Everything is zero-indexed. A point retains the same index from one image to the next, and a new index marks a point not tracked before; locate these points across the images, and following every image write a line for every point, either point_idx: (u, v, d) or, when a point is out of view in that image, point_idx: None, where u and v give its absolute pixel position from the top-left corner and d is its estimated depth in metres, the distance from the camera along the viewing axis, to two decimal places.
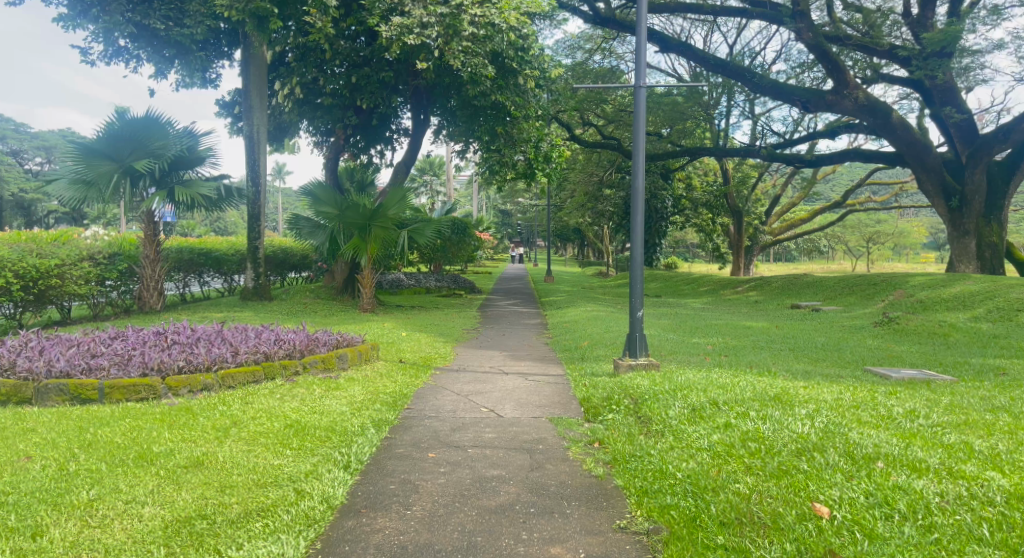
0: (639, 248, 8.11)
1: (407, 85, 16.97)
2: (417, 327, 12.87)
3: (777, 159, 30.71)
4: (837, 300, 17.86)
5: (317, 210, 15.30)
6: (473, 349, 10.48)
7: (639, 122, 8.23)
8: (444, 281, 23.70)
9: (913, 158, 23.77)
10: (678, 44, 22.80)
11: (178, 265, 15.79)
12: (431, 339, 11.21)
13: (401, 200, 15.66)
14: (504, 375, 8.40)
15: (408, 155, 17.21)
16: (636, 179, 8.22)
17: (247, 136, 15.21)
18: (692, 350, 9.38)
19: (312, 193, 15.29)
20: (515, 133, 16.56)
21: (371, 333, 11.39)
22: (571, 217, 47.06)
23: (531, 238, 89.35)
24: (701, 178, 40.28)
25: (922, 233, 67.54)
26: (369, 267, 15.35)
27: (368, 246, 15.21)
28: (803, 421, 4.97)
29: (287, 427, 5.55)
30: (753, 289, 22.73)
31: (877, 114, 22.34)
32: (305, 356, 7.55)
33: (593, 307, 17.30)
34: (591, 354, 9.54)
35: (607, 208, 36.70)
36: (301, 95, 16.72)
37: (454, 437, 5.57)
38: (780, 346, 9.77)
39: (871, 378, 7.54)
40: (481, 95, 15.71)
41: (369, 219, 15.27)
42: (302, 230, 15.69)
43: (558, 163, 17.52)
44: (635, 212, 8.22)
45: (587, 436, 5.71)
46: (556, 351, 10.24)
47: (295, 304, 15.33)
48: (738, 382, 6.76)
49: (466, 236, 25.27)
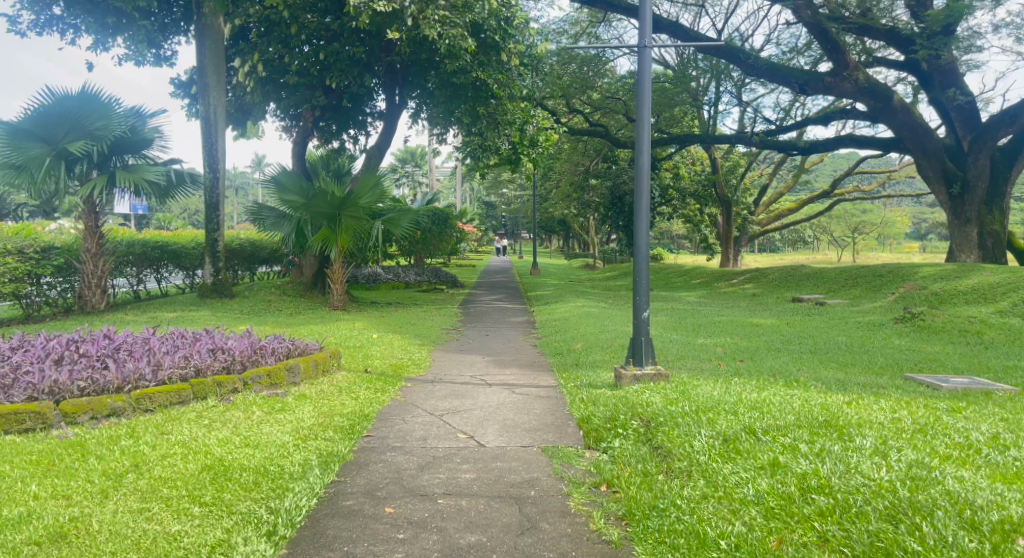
0: (646, 236, 6.94)
1: (380, 63, 15.68)
2: (391, 328, 11.64)
3: (770, 146, 29.68)
4: (839, 293, 16.85)
5: (281, 198, 13.91)
6: (452, 354, 9.26)
7: (642, 89, 7.07)
8: (424, 275, 22.41)
9: (913, 143, 22.78)
10: (669, 23, 21.64)
11: (128, 259, 14.42)
12: (404, 342, 9.99)
13: (375, 186, 14.36)
14: (487, 387, 7.17)
15: (382, 139, 15.90)
16: (641, 155, 7.05)
17: (203, 118, 13.83)
18: (702, 355, 8.21)
19: (277, 180, 13.90)
20: (498, 115, 15.31)
21: (338, 337, 10.13)
22: (556, 208, 45.89)
23: (515, 230, 88.38)
24: (689, 167, 39.27)
25: (907, 222, 67.18)
26: (339, 261, 14.11)
27: (338, 238, 14.01)
28: (876, 461, 3.81)
29: (206, 468, 4.29)
30: (748, 283, 21.66)
31: (877, 96, 21.31)
32: (247, 368, 6.30)
33: (583, 302, 16.15)
34: (585, 359, 8.36)
35: (593, 198, 35.57)
36: (264, 75, 15.18)
37: (423, 480, 4.35)
38: (799, 349, 8.64)
39: (919, 389, 6.38)
40: (461, 72, 14.47)
41: (339, 208, 13.92)
42: (265, 221, 14.39)
43: (545, 147, 16.29)
44: (640, 196, 7.02)
45: (591, 475, 4.51)
46: (545, 355, 9.06)
47: (258, 301, 14.02)
48: (770, 398, 5.56)
49: (448, 227, 23.97)
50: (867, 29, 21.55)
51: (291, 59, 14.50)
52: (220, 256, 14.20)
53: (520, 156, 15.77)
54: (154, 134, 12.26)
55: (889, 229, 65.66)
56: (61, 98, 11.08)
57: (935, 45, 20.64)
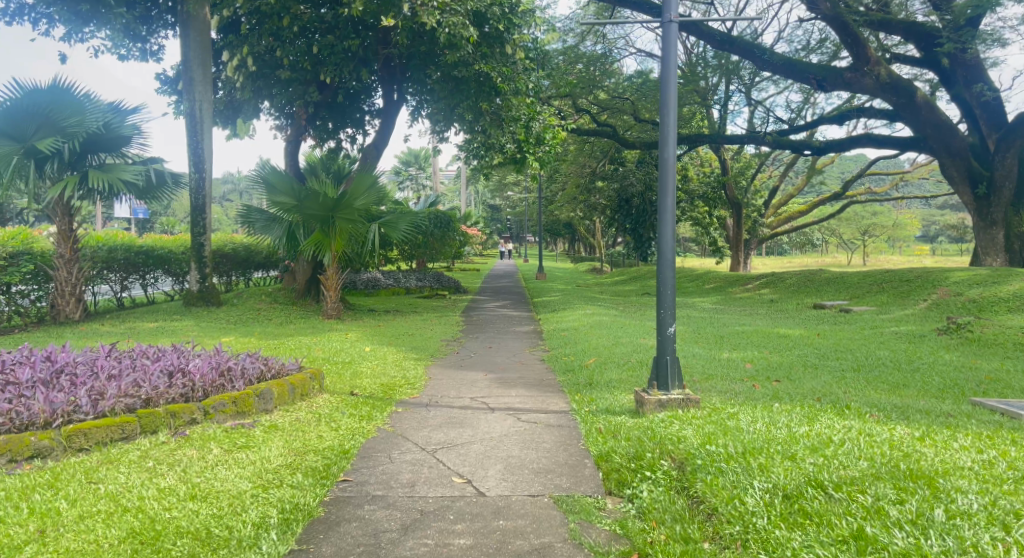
0: (669, 240, 6.09)
1: (378, 57, 14.81)
2: (387, 340, 10.75)
3: (784, 146, 28.75)
4: (864, 300, 15.89)
5: (271, 200, 13.03)
6: (451, 370, 8.38)
7: (667, 71, 6.24)
8: (426, 280, 21.52)
9: (937, 142, 21.80)
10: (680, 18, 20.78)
11: (110, 264, 13.59)
12: (399, 357, 9.07)
13: (371, 188, 13.46)
14: (489, 412, 6.29)
15: (380, 137, 15.03)
16: (667, 146, 6.17)
17: (188, 115, 12.96)
18: (731, 374, 7.28)
19: (267, 181, 13.05)
20: (503, 111, 14.43)
21: (328, 351, 9.23)
22: (562, 211, 44.94)
23: (520, 233, 87.63)
24: (698, 169, 38.29)
25: (918, 225, 66.10)
26: (333, 266, 13.24)
27: (332, 242, 13.13)
28: (998, 535, 2.90)
29: (131, 535, 3.41)
30: (765, 289, 20.68)
31: (899, 93, 20.34)
32: (210, 396, 5.41)
33: (593, 310, 15.24)
34: (599, 379, 7.43)
35: (599, 200, 34.71)
36: (254, 69, 14.17)
37: (407, 549, 3.48)
38: (839, 365, 7.72)
39: (996, 418, 5.45)
40: (463, 64, 13.67)
41: (333, 210, 13.03)
42: (255, 224, 13.53)
43: (553, 145, 15.52)
44: (665, 194, 6.11)
45: (617, 542, 3.62)
46: (554, 373, 8.14)
47: (246, 310, 13.15)
48: (826, 433, 4.63)
49: (450, 230, 23.06)
50: (886, 24, 20.62)
51: (283, 53, 13.63)
52: (208, 261, 13.32)
53: (527, 156, 14.99)
54: (133, 132, 11.44)
55: (900, 231, 64.54)
56: (29, 93, 10.25)
57: (963, 38, 19.72)
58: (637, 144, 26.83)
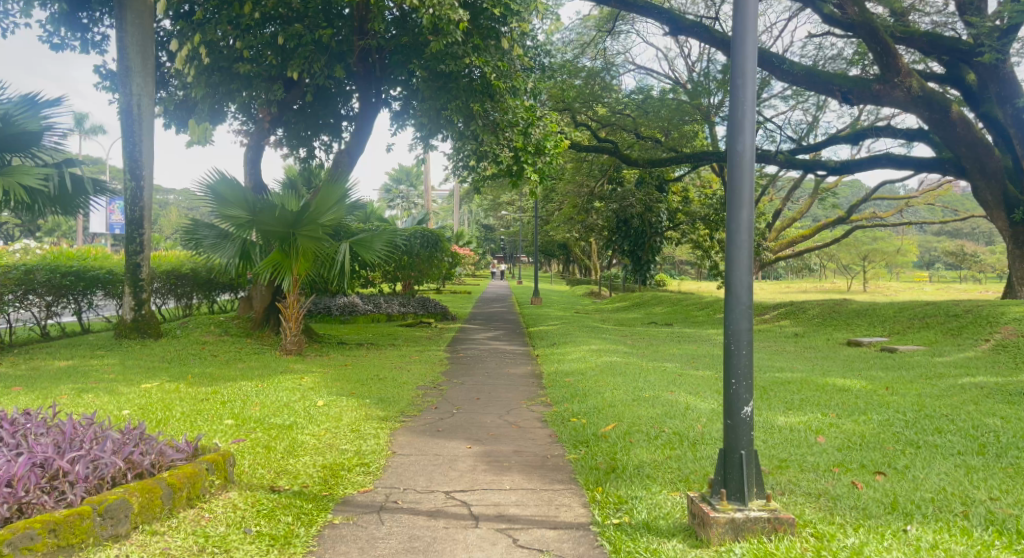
0: (745, 273, 3.99)
1: (354, 51, 12.78)
2: (352, 388, 8.69)
3: (796, 165, 26.90)
4: (905, 338, 13.91)
5: (221, 215, 10.98)
6: (424, 440, 6.35)
7: (744, 15, 3.95)
8: (410, 306, 19.46)
9: (969, 161, 19.87)
10: (693, 24, 17.97)
11: (31, 287, 11.54)
12: (356, 418, 6.99)
13: (338, 202, 11.43)
14: (470, 528, 4.23)
15: (357, 144, 13.06)
16: (745, 132, 4.02)
17: (123, 110, 10.87)
18: (811, 458, 5.22)
19: (215, 193, 10.91)
20: (497, 111, 12.69)
21: (267, 410, 7.11)
22: (557, 231, 43.13)
23: (513, 254, 86.09)
24: (699, 190, 36.52)
25: (917, 251, 64.68)
26: (294, 294, 11.21)
27: (293, 265, 11.12)
28: None
29: None
30: (784, 321, 18.73)
31: (932, 107, 18.33)
32: (15, 520, 3.30)
33: (598, 345, 13.21)
34: (625, 462, 5.37)
35: (597, 221, 32.97)
36: (206, 62, 12.05)
37: None
38: (952, 442, 5.64)
39: None
40: (451, 60, 11.83)
41: (292, 226, 10.98)
42: (203, 242, 11.44)
43: (554, 155, 13.43)
44: (742, 207, 4.01)
45: None
46: (560, 447, 6.08)
47: (190, 344, 11.07)
48: None
49: (439, 251, 20.60)
50: (908, 39, 18.73)
51: (244, 44, 11.64)
52: (145, 285, 11.21)
53: (524, 167, 12.98)
54: (42, 128, 9.31)
55: (901, 257, 62.98)
56: None
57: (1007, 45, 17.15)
58: (641, 162, 24.93)
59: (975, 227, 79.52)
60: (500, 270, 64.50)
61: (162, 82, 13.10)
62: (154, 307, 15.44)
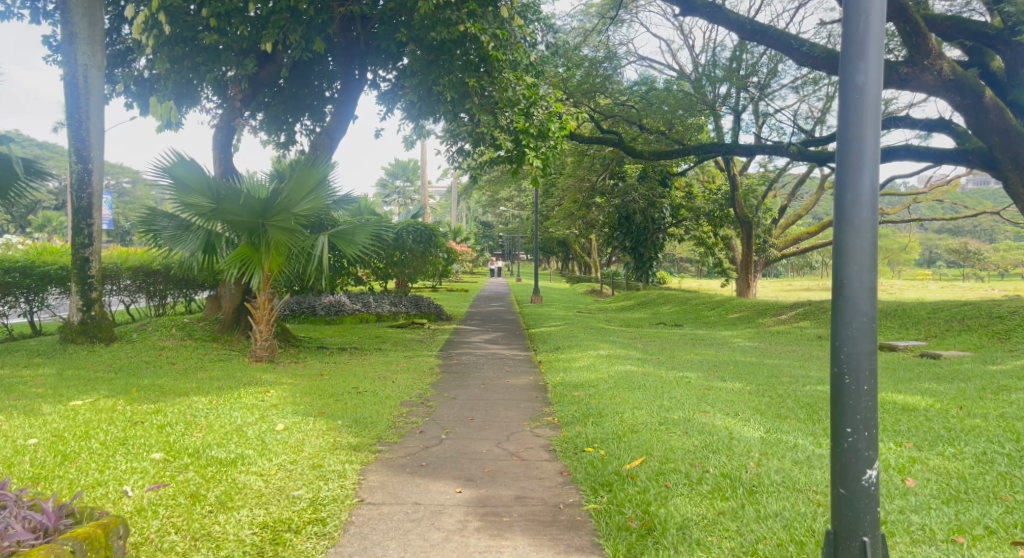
0: (865, 269, 2.64)
1: (334, 21, 11.40)
2: (322, 405, 7.36)
3: (808, 157, 24.91)
4: (945, 343, 12.62)
5: (180, 202, 9.59)
6: (402, 480, 5.02)
7: None
8: (401, 306, 18.03)
9: (1002, 152, 17.69)
10: (705, 5, 16.61)
11: None
12: (321, 449, 5.67)
13: (315, 188, 10.11)
14: None
15: (337, 125, 11.70)
16: (868, 56, 2.64)
17: (69, 83, 9.53)
18: (915, 518, 3.86)
19: (174, 177, 9.50)
20: (495, 89, 11.48)
21: (210, 436, 5.77)
22: (557, 227, 41.76)
23: (512, 252, 84.88)
24: (704, 184, 35.17)
25: (921, 249, 63.54)
26: (264, 293, 9.88)
27: (263, 260, 9.80)
28: None
29: None
30: (803, 322, 17.44)
31: (965, 92, 16.51)
32: None
33: (607, 350, 11.91)
34: (664, 521, 4.05)
35: (598, 217, 31.71)
36: (166, 33, 10.64)
37: None
38: None
39: None
40: (444, 29, 10.51)
41: (261, 216, 9.65)
42: (161, 234, 10.08)
43: (559, 141, 11.98)
44: (864, 169, 2.65)
45: None
46: (575, 492, 4.77)
47: (147, 349, 9.76)
48: None
49: (433, 247, 19.13)
50: (932, 22, 16.57)
51: (209, 11, 10.26)
52: (95, 282, 9.89)
53: (525, 151, 11.58)
54: None
55: (906, 254, 61.77)
56: None
57: None
58: (646, 154, 23.57)
59: (980, 224, 78.34)
60: (499, 267, 63.26)
61: (121, 56, 11.73)
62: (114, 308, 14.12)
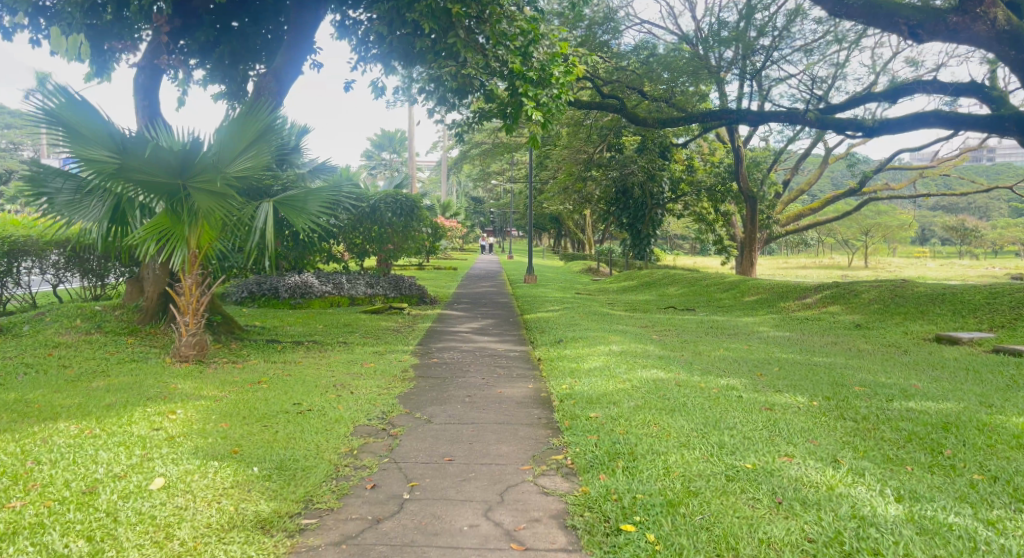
0: None
1: None
2: (241, 437, 5.23)
3: (826, 125, 22.61)
4: (1020, 337, 10.62)
5: (72, 156, 7.21)
6: None
7: None
8: (378, 287, 15.85)
9: None
10: None
11: None
12: (203, 536, 3.55)
13: (257, 140, 7.93)
14: None
15: (286, 64, 9.53)
16: None
17: None
18: None
19: (63, 123, 7.09)
20: (483, 24, 9.41)
21: (33, 510, 3.71)
22: (551, 202, 39.50)
23: (502, 228, 82.59)
24: (704, 156, 32.85)
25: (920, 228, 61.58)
26: (190, 274, 7.74)
27: (188, 233, 7.67)
28: None
29: None
30: (832, 308, 15.40)
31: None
32: None
33: (620, 345, 9.83)
34: None
35: (593, 191, 29.45)
36: None
37: None
38: None
39: None
40: None
41: (180, 175, 7.49)
42: (52, 198, 7.77)
43: (564, 89, 9.86)
44: None
45: None
46: None
47: (41, 346, 7.63)
48: None
49: (415, 221, 16.84)
50: None
51: None
52: None
53: (523, 100, 9.46)
54: None
55: (904, 231, 59.82)
56: None
57: None
58: (650, 122, 20.25)
59: (977, 203, 76.60)
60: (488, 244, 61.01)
61: None
62: (25, 287, 11.90)
